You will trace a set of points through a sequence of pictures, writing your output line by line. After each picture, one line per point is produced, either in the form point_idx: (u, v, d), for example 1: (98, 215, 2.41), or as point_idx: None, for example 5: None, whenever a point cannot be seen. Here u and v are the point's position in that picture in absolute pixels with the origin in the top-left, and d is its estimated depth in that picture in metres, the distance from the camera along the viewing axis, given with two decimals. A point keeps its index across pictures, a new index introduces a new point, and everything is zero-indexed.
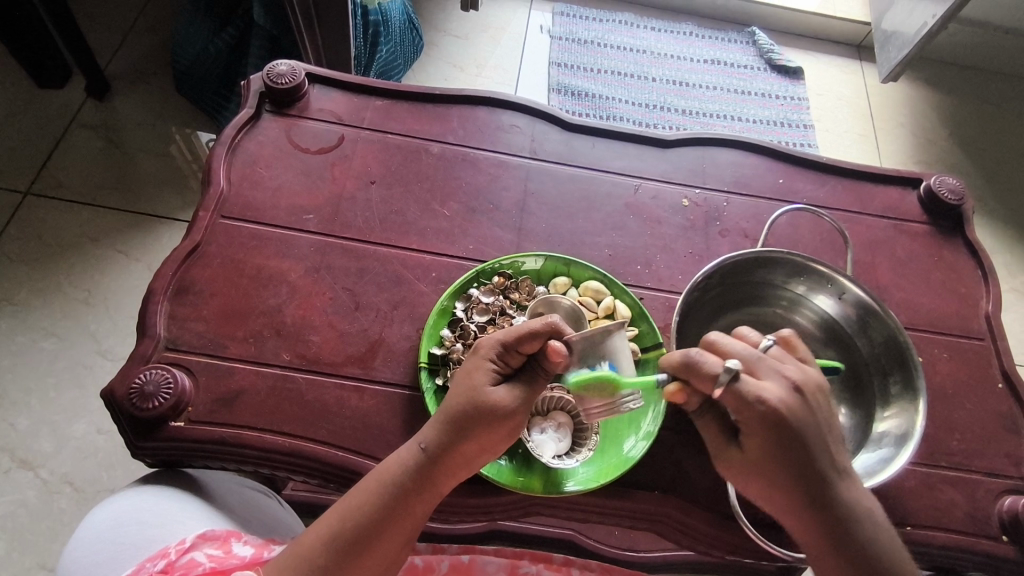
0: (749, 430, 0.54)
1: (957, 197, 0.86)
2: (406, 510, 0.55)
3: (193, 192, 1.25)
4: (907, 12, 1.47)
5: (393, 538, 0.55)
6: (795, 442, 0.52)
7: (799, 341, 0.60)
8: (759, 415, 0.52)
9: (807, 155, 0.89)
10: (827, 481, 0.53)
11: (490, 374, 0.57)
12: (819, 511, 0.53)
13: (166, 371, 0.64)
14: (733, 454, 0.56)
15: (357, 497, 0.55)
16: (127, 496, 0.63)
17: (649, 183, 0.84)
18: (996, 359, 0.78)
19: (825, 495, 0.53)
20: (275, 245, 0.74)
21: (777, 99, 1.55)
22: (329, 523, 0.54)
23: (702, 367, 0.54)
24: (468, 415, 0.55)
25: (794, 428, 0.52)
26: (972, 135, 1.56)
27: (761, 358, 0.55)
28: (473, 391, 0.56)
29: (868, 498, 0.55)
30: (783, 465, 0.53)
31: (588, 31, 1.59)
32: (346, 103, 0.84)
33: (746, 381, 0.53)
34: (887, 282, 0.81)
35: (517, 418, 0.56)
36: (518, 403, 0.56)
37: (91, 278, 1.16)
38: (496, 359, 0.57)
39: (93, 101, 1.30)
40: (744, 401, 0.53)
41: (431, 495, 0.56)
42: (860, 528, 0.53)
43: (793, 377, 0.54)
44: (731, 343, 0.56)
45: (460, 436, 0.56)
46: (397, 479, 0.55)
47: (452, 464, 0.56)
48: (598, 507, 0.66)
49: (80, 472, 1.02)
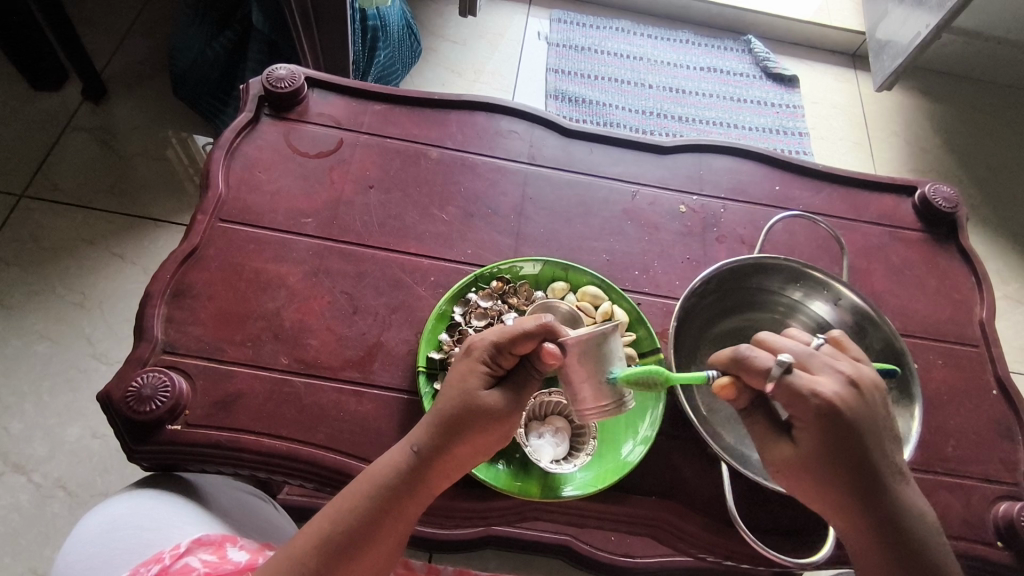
0: (803, 424, 0.54)
1: (951, 205, 0.87)
2: (396, 513, 0.55)
3: (190, 196, 1.24)
4: (901, 21, 1.48)
5: (383, 542, 0.55)
6: (855, 439, 0.53)
7: (849, 341, 0.61)
8: (814, 408, 0.53)
9: (803, 162, 0.89)
10: (884, 481, 0.54)
11: (483, 377, 0.57)
12: (875, 509, 0.54)
13: (163, 374, 0.64)
14: (782, 450, 0.56)
15: (348, 500, 0.55)
16: (121, 499, 0.62)
17: (647, 189, 0.85)
18: (990, 366, 0.79)
19: (880, 493, 0.54)
20: (274, 248, 0.74)
21: (773, 107, 1.56)
22: (319, 525, 0.54)
23: (754, 361, 0.54)
24: (462, 419, 0.56)
25: (850, 423, 0.53)
26: (965, 144, 1.57)
27: (812, 353, 0.56)
28: (464, 393, 0.56)
29: (919, 500, 0.56)
30: (843, 463, 0.53)
31: (586, 38, 1.60)
32: (345, 108, 0.84)
33: (799, 376, 0.53)
34: (882, 288, 0.82)
35: (510, 421, 0.57)
36: (510, 406, 0.56)
37: (86, 281, 1.15)
38: (489, 363, 0.57)
39: (90, 104, 1.30)
40: (799, 395, 0.53)
41: (420, 497, 0.56)
42: (914, 525, 0.54)
43: (847, 371, 0.55)
44: (782, 341, 0.57)
45: (452, 438, 0.56)
46: (387, 482, 0.55)
47: (443, 466, 0.56)
48: (596, 512, 0.66)
49: (73, 476, 1.01)
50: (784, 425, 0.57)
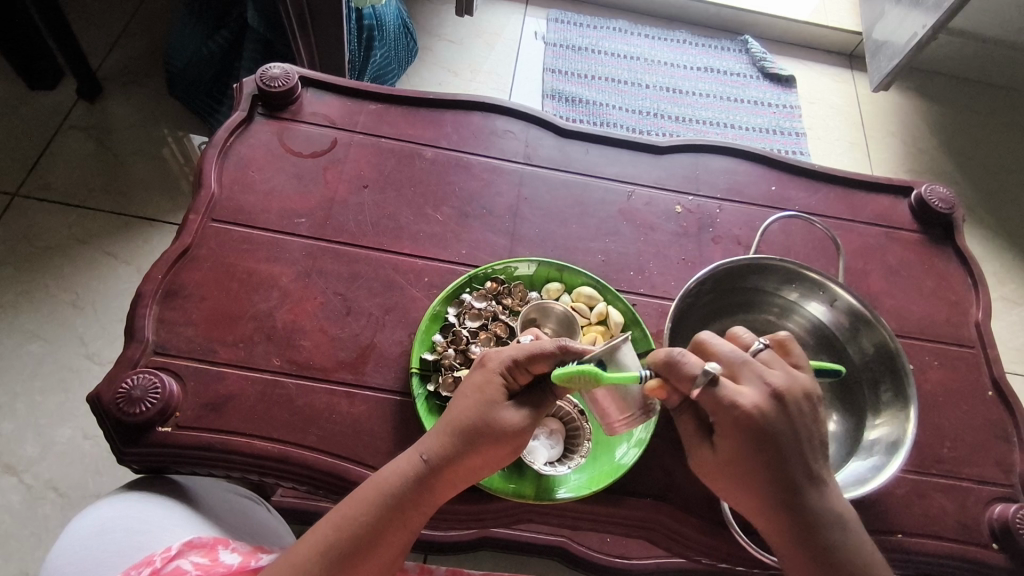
0: (721, 430, 0.54)
1: (948, 206, 0.87)
2: (401, 522, 0.55)
3: (184, 195, 1.24)
4: (898, 22, 1.48)
5: (386, 550, 0.54)
6: (766, 445, 0.53)
7: (795, 344, 0.60)
8: (732, 417, 0.53)
9: (799, 163, 0.89)
10: (799, 487, 0.54)
11: (500, 391, 0.56)
12: (788, 512, 0.54)
13: (154, 376, 0.64)
14: (703, 452, 0.56)
15: (351, 506, 0.54)
16: (110, 502, 0.62)
17: (643, 190, 0.84)
18: (986, 367, 0.78)
19: (798, 497, 0.54)
20: (266, 249, 0.73)
21: (770, 107, 1.56)
22: (323, 531, 0.54)
23: (682, 366, 0.53)
24: (475, 430, 0.55)
25: (768, 433, 0.53)
26: (961, 145, 1.57)
27: (743, 361, 0.56)
28: (478, 405, 0.56)
29: (842, 502, 0.56)
30: (755, 466, 0.53)
31: (583, 38, 1.59)
32: (339, 107, 0.84)
33: (724, 386, 0.53)
34: (878, 289, 0.82)
35: (521, 438, 0.56)
36: (524, 424, 0.56)
37: (79, 281, 1.15)
38: (507, 376, 0.57)
39: (83, 103, 1.29)
40: (721, 403, 0.53)
41: (425, 507, 0.56)
42: (833, 533, 0.54)
43: (775, 383, 0.55)
44: (721, 345, 0.57)
45: (462, 449, 0.55)
46: (394, 491, 0.55)
47: (451, 477, 0.56)
48: (589, 514, 0.65)
49: (65, 477, 1.00)
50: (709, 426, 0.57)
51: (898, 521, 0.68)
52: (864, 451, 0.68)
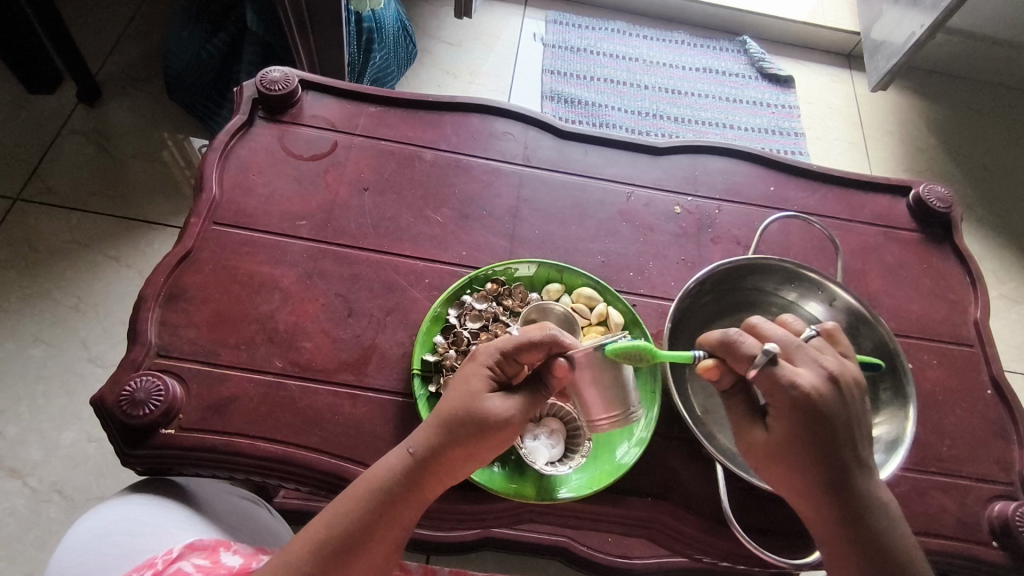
0: (777, 412, 0.55)
1: (946, 205, 0.87)
2: (392, 516, 0.55)
3: (185, 198, 1.24)
4: (896, 22, 1.49)
5: (379, 545, 0.54)
6: (821, 428, 0.53)
7: (841, 334, 0.61)
8: (793, 397, 0.53)
9: (798, 163, 0.90)
10: (850, 471, 0.54)
11: (486, 381, 0.57)
12: (835, 497, 0.54)
13: (157, 379, 0.64)
14: (755, 435, 0.56)
15: (344, 503, 0.55)
16: (113, 505, 0.62)
17: (642, 190, 0.85)
18: (986, 366, 0.79)
19: (848, 482, 0.54)
20: (268, 251, 0.74)
21: (768, 107, 1.57)
22: (316, 529, 0.54)
23: (740, 346, 0.55)
24: (461, 421, 0.55)
25: (824, 415, 0.53)
26: (960, 144, 1.57)
27: (799, 345, 0.57)
28: (464, 396, 0.56)
29: (885, 489, 0.56)
30: (810, 450, 0.54)
31: (581, 39, 1.60)
32: (339, 110, 0.84)
33: (783, 366, 0.54)
34: (877, 288, 0.82)
35: (510, 428, 0.56)
36: (512, 413, 0.56)
37: (81, 284, 1.15)
38: (495, 368, 0.57)
39: (84, 107, 1.29)
40: (779, 383, 0.54)
41: (416, 501, 0.56)
42: (876, 518, 0.54)
43: (829, 366, 0.56)
44: (771, 328, 0.58)
45: (449, 440, 0.56)
46: (384, 484, 0.55)
47: (441, 470, 0.56)
48: (590, 513, 0.66)
49: (69, 480, 1.01)
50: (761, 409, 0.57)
51: None
52: None
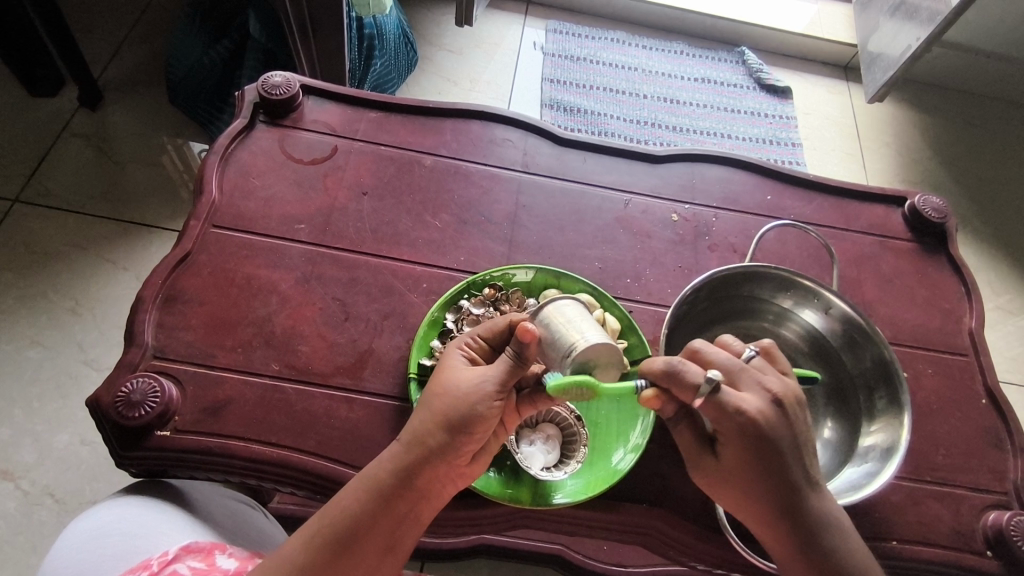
0: (727, 438, 0.55)
1: (941, 215, 0.88)
2: (390, 510, 0.54)
3: (185, 202, 1.24)
4: (891, 35, 1.50)
5: (377, 542, 0.54)
6: (773, 451, 0.54)
7: (779, 353, 0.61)
8: (738, 426, 0.54)
9: (794, 172, 0.90)
10: (798, 492, 0.55)
11: (461, 359, 0.60)
12: (782, 521, 0.55)
13: (153, 381, 0.64)
14: (707, 463, 0.58)
15: (340, 496, 0.55)
16: (108, 506, 0.62)
17: (639, 198, 0.85)
18: (980, 375, 0.79)
19: (795, 504, 0.54)
20: (266, 255, 0.74)
21: (766, 117, 1.58)
22: (311, 526, 0.54)
23: (684, 376, 0.54)
24: (439, 396, 0.57)
25: (772, 440, 0.53)
26: (956, 155, 1.59)
27: (741, 368, 0.56)
28: (442, 381, 0.58)
29: (835, 506, 0.57)
30: (754, 476, 0.55)
31: (581, 48, 1.61)
32: (339, 115, 0.85)
33: (727, 393, 0.54)
34: (873, 298, 0.82)
35: (482, 389, 0.56)
36: (485, 379, 0.56)
37: (78, 287, 1.15)
38: (466, 353, 0.60)
39: (85, 110, 1.30)
40: (725, 410, 0.54)
41: (414, 494, 0.55)
42: (827, 536, 0.55)
43: (773, 389, 0.55)
44: (713, 353, 0.57)
45: (432, 420, 0.56)
46: (376, 477, 0.55)
47: (428, 452, 0.55)
48: (587, 520, 0.66)
49: (61, 483, 1.00)
50: (709, 437, 0.58)
51: (892, 528, 0.69)
52: (858, 457, 0.69)
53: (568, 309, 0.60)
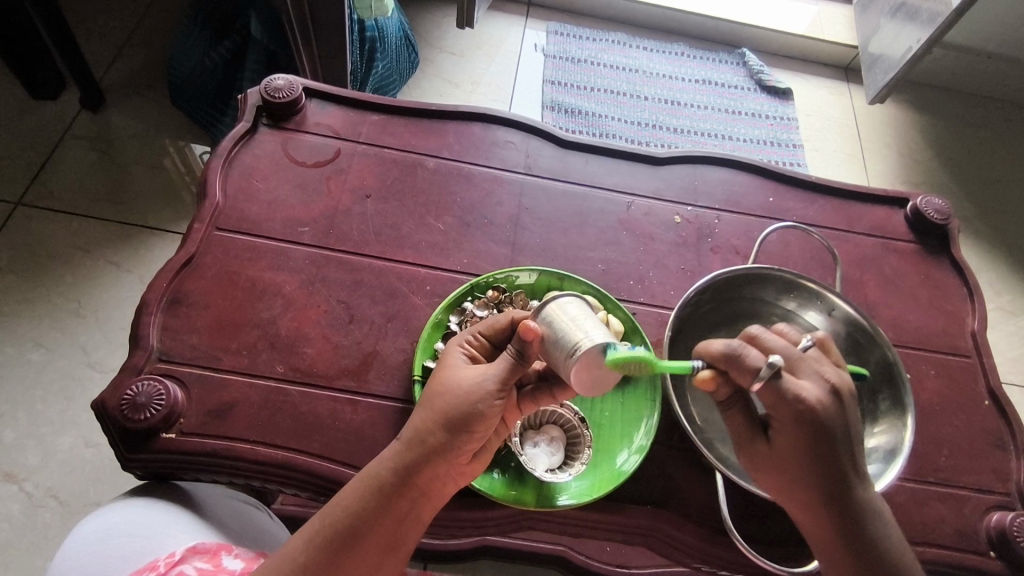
0: (782, 425, 0.55)
1: (943, 217, 0.88)
2: (391, 508, 0.54)
3: (188, 205, 1.25)
4: (892, 37, 1.51)
5: (377, 539, 0.54)
6: (827, 440, 0.54)
7: (834, 344, 0.61)
8: (796, 413, 0.54)
9: (796, 174, 0.90)
10: (848, 480, 0.55)
11: (462, 356, 0.60)
12: (829, 510, 0.55)
13: (158, 383, 0.64)
14: (758, 447, 0.58)
15: (343, 494, 0.55)
16: (114, 507, 0.62)
17: (642, 200, 0.85)
18: (983, 376, 0.79)
19: (843, 492, 0.55)
20: (270, 257, 0.74)
21: (767, 119, 1.58)
22: (316, 524, 0.54)
23: (744, 359, 0.54)
24: (440, 396, 0.57)
25: (828, 427, 0.53)
26: (957, 156, 1.59)
27: (801, 356, 0.56)
28: (443, 379, 0.58)
29: (877, 495, 0.57)
30: (806, 464, 0.55)
31: (581, 50, 1.61)
32: (342, 117, 0.85)
33: (786, 380, 0.54)
34: (875, 299, 0.82)
35: (482, 389, 0.56)
36: (484, 377, 0.56)
37: (82, 289, 1.15)
38: (469, 351, 0.61)
39: (87, 113, 1.30)
40: (783, 396, 0.54)
41: (414, 492, 0.55)
42: (874, 525, 0.55)
43: (832, 378, 0.55)
44: (772, 339, 0.57)
45: (431, 420, 0.56)
46: (375, 475, 0.55)
47: (428, 450, 0.55)
48: (591, 521, 0.66)
49: (65, 485, 1.00)
50: (761, 422, 0.58)
51: None
52: (862, 458, 0.69)
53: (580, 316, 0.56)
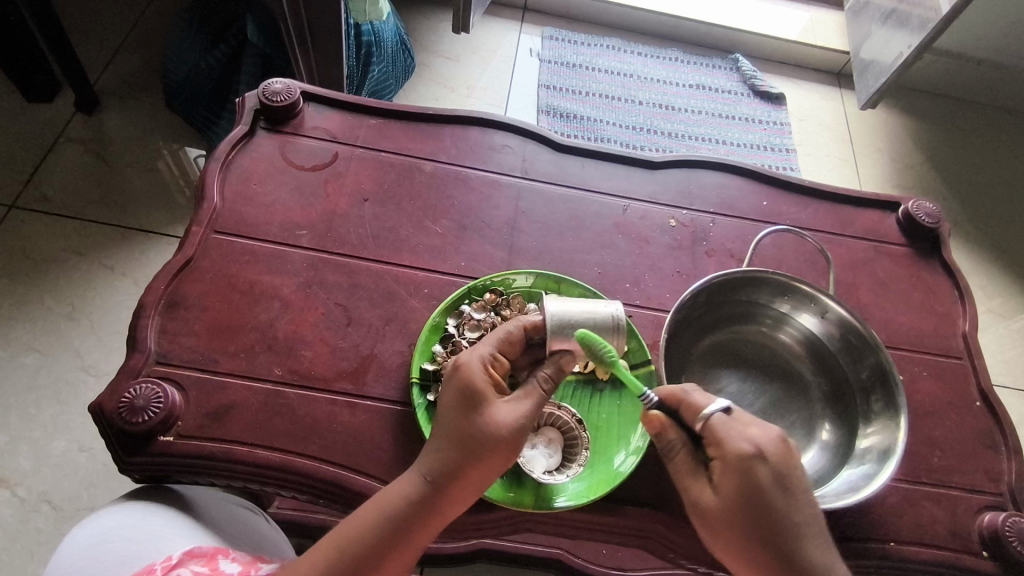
0: (721, 468, 0.56)
1: (934, 221, 0.89)
2: (410, 541, 0.55)
3: (183, 208, 1.25)
4: (884, 42, 1.52)
5: (400, 564, 0.55)
6: (773, 489, 0.55)
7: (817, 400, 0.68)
8: (736, 453, 0.55)
9: (789, 178, 0.91)
10: (796, 536, 0.54)
11: (490, 387, 0.58)
12: (777, 565, 0.54)
13: (156, 386, 0.64)
14: (699, 490, 0.57)
15: (352, 522, 0.55)
16: (112, 511, 0.62)
17: (638, 203, 0.86)
18: (974, 378, 0.80)
19: (789, 549, 0.54)
20: (268, 260, 0.74)
21: (759, 124, 1.59)
22: (335, 539, 0.55)
23: (692, 398, 0.60)
24: (471, 435, 0.56)
25: (771, 472, 0.55)
26: (947, 161, 1.61)
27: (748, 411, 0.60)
28: (476, 403, 0.57)
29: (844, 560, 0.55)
30: (746, 515, 0.55)
31: (576, 55, 1.62)
32: (340, 121, 0.85)
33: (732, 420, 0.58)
34: (868, 302, 0.83)
35: (520, 435, 0.57)
36: (523, 417, 0.57)
37: (76, 293, 1.15)
38: (490, 368, 0.60)
39: (82, 116, 1.30)
40: (723, 436, 0.56)
41: (437, 524, 0.56)
42: None
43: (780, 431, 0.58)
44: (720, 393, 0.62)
45: (459, 461, 0.56)
46: (398, 512, 0.55)
47: (456, 489, 0.56)
48: (588, 523, 0.66)
49: (59, 490, 1.00)
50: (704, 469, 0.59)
51: (889, 530, 0.70)
52: (856, 459, 0.69)
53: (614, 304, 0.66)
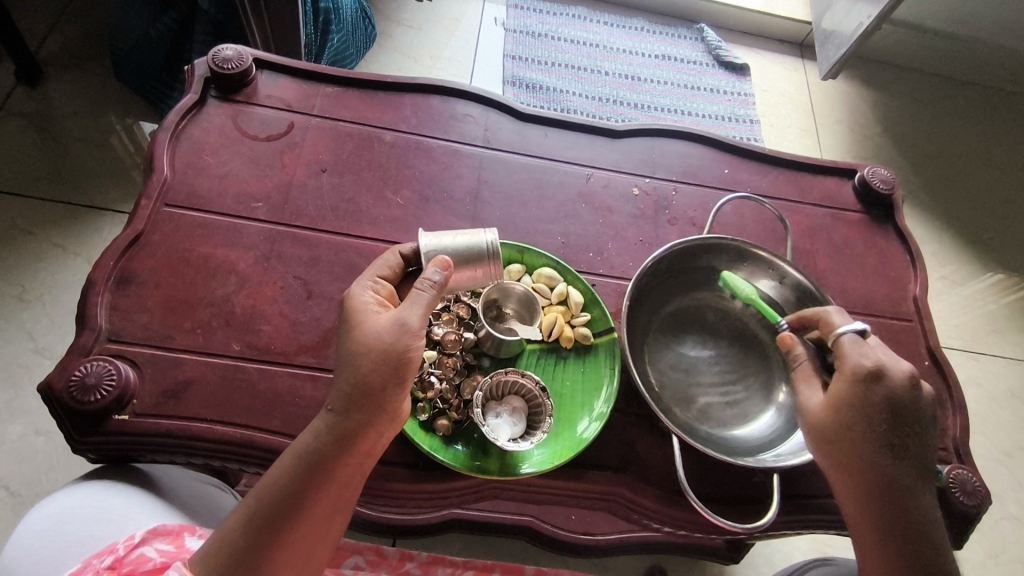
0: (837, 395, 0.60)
1: (888, 186, 0.91)
2: (329, 474, 0.53)
3: (136, 184, 1.20)
4: (844, 12, 1.54)
5: (326, 505, 0.52)
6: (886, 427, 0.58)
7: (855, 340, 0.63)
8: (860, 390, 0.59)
9: (750, 147, 0.92)
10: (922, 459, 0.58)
11: (367, 306, 0.58)
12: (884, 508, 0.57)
13: (109, 363, 0.62)
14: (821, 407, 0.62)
15: (271, 473, 0.52)
16: (69, 491, 0.60)
17: (601, 172, 0.86)
18: (923, 339, 0.83)
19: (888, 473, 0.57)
20: (223, 234, 0.72)
21: (724, 94, 1.60)
22: (247, 503, 0.51)
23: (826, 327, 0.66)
24: (357, 351, 0.55)
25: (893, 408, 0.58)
26: (905, 131, 1.64)
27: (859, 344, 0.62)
28: (354, 325, 0.56)
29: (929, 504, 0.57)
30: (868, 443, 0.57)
31: (541, 24, 1.60)
32: (295, 90, 0.82)
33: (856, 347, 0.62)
34: (825, 268, 0.85)
35: (404, 336, 0.55)
36: (402, 318, 0.56)
37: (26, 273, 1.10)
38: (375, 294, 0.59)
39: (23, 88, 1.24)
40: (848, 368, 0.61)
41: (355, 451, 0.54)
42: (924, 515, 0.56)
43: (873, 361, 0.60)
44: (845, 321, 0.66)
45: (356, 382, 0.54)
46: (310, 448, 0.53)
47: (364, 412, 0.54)
48: (553, 487, 0.67)
49: (14, 476, 0.97)
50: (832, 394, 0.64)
51: None
52: None
53: (487, 232, 0.66)
